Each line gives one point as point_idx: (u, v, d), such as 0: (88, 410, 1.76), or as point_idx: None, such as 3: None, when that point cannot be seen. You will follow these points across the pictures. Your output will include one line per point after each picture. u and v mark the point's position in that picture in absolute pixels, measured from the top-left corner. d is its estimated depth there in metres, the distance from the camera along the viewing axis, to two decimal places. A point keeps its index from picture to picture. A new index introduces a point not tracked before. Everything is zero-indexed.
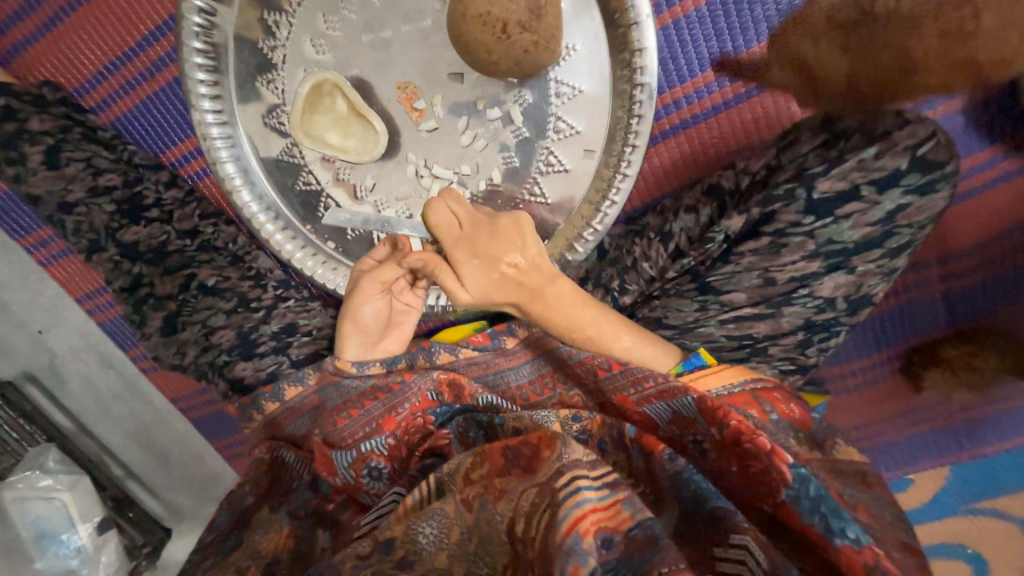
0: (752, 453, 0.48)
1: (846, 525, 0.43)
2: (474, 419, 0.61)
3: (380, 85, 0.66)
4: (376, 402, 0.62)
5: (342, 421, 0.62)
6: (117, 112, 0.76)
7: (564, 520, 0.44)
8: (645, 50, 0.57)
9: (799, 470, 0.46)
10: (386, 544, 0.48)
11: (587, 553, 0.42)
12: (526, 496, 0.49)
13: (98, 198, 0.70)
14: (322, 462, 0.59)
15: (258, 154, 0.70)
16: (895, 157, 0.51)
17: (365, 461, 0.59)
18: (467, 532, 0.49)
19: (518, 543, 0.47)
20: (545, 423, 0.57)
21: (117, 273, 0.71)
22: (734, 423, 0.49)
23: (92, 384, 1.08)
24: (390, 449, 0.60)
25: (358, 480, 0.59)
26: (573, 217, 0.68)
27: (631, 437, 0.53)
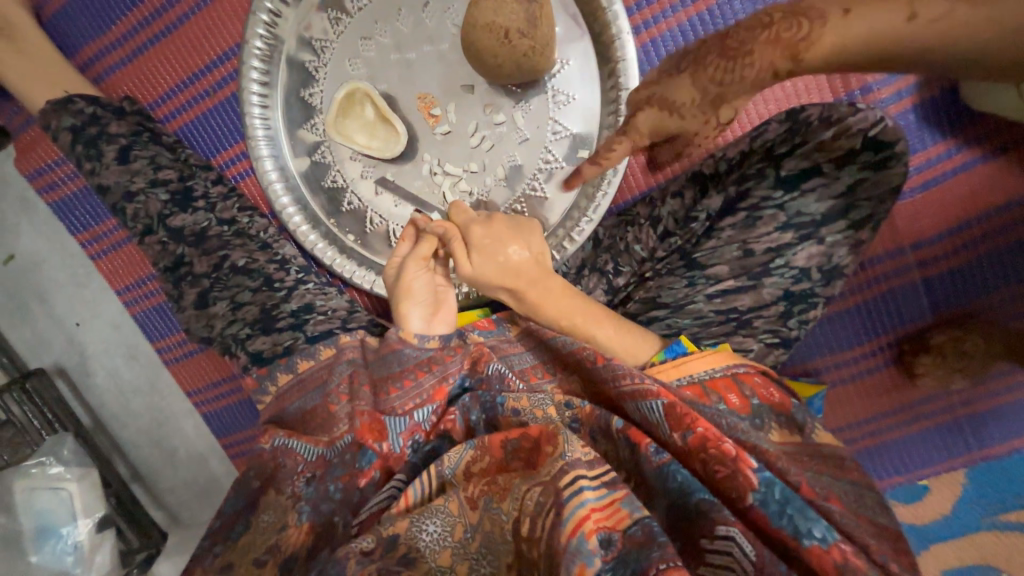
0: (715, 460, 0.48)
1: (812, 526, 0.44)
2: (480, 401, 0.61)
3: (403, 96, 0.78)
4: (429, 374, 0.60)
5: (394, 391, 0.59)
6: (183, 122, 0.90)
7: (568, 521, 0.46)
8: (626, 60, 0.68)
9: (763, 473, 0.47)
10: (389, 541, 0.49)
11: (593, 553, 0.44)
12: (530, 494, 0.50)
13: (155, 189, 0.81)
14: (371, 428, 0.59)
15: (295, 155, 0.81)
16: (850, 139, 0.58)
17: (413, 432, 0.59)
18: (471, 530, 0.51)
19: (522, 542, 0.49)
20: (541, 407, 0.58)
21: (163, 253, 0.80)
22: (699, 430, 0.49)
23: (115, 378, 1.14)
24: (433, 423, 0.61)
25: (403, 449, 0.59)
26: (572, 210, 0.76)
27: (618, 429, 0.53)
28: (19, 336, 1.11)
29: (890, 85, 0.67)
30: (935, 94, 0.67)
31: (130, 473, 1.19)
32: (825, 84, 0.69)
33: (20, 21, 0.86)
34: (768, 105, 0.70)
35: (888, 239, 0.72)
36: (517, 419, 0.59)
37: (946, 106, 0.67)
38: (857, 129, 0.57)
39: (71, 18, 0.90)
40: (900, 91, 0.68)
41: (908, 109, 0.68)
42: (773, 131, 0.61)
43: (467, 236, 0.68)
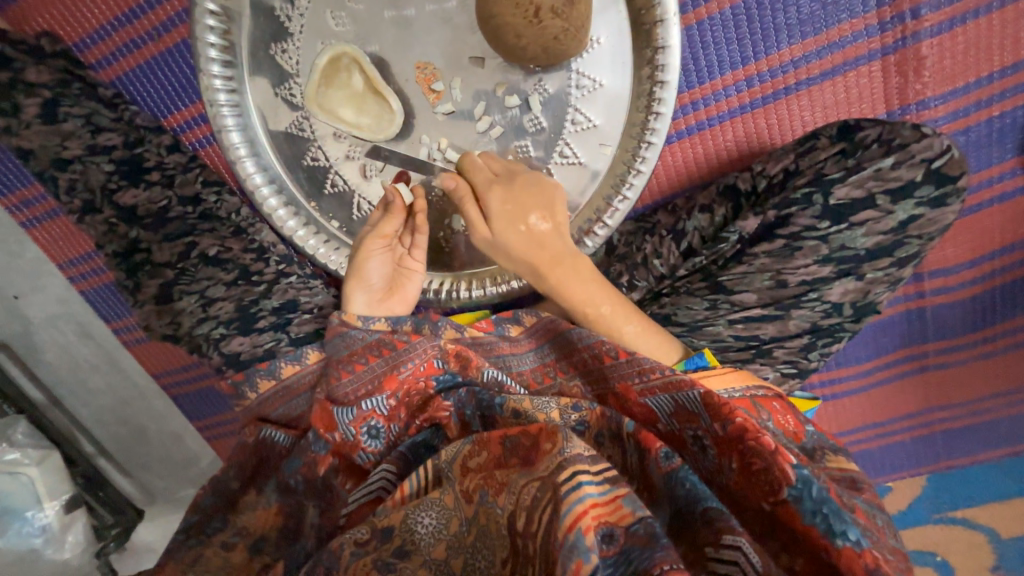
0: (752, 452, 0.47)
1: (847, 528, 0.43)
2: (476, 399, 0.59)
3: (399, 63, 0.65)
4: (380, 358, 0.59)
5: (345, 376, 0.58)
6: (121, 70, 0.73)
7: (567, 515, 0.42)
8: (669, 48, 0.57)
9: (800, 469, 0.46)
10: (384, 532, 0.50)
11: (591, 549, 0.39)
12: (527, 489, 0.47)
13: (95, 157, 0.68)
14: (322, 417, 0.57)
15: (267, 125, 0.68)
16: (910, 169, 0.52)
17: (364, 417, 0.57)
18: (466, 524, 0.50)
19: (517, 538, 0.46)
20: (544, 410, 0.56)
21: (112, 236, 0.69)
22: (738, 421, 0.48)
23: (67, 356, 1.03)
24: (390, 408, 0.58)
25: (357, 437, 0.57)
26: (584, 209, 0.69)
27: (629, 433, 0.52)
28: None
29: (955, 100, 0.60)
30: (996, 114, 0.60)
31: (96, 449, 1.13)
32: (880, 92, 0.60)
33: None
34: (813, 111, 0.62)
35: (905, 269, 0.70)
36: (516, 420, 0.56)
37: (1004, 127, 0.61)
38: (921, 156, 0.51)
39: None
40: (968, 107, 0.60)
41: (972, 127, 0.61)
42: (824, 149, 0.57)
43: (487, 202, 0.62)
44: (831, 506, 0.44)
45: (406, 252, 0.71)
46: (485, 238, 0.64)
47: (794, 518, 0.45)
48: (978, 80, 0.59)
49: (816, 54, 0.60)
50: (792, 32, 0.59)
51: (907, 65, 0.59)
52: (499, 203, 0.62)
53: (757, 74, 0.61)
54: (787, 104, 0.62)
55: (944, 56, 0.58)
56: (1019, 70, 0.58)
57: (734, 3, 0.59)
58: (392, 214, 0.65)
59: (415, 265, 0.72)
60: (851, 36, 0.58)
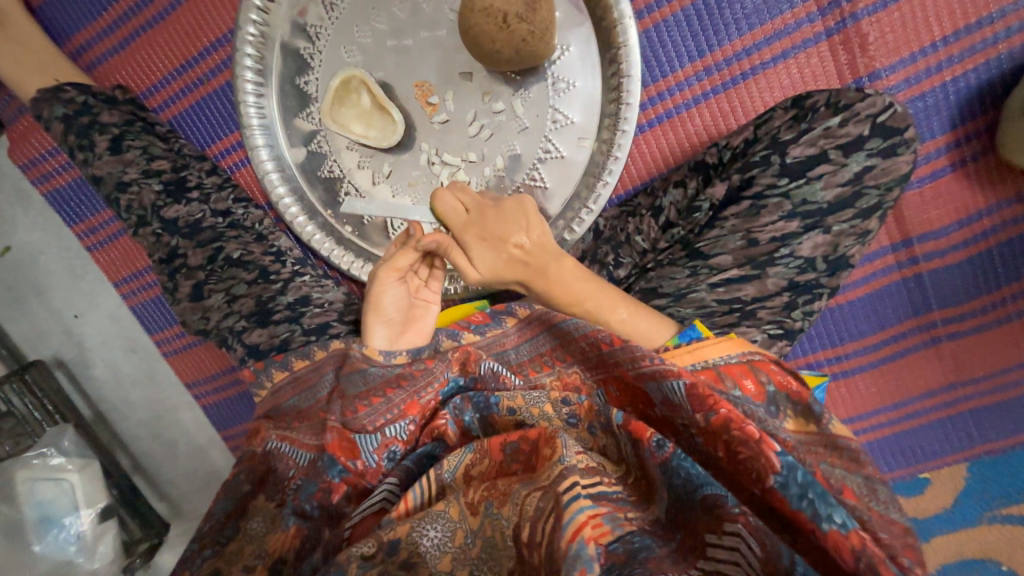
0: (739, 441, 0.47)
1: (832, 511, 0.43)
2: (472, 402, 0.59)
3: (400, 83, 0.76)
4: (398, 390, 0.60)
5: (362, 409, 0.59)
6: (176, 110, 0.88)
7: (568, 525, 0.43)
8: (629, 46, 0.65)
9: (785, 456, 0.46)
10: (390, 545, 0.48)
11: (593, 558, 0.41)
12: (530, 500, 0.49)
13: (148, 179, 0.80)
14: (342, 445, 0.58)
15: (290, 144, 0.79)
16: (859, 125, 0.56)
17: (386, 444, 0.59)
18: (471, 536, 0.49)
19: (522, 547, 0.47)
20: (537, 405, 0.57)
21: (157, 245, 0.80)
22: (721, 412, 0.49)
23: (114, 371, 1.14)
24: (411, 434, 0.59)
25: (378, 464, 0.58)
26: (572, 200, 0.75)
27: (619, 424, 0.52)
28: (18, 328, 1.11)
29: (904, 71, 0.64)
30: (947, 80, 0.64)
31: (131, 464, 1.20)
32: (830, 69, 0.65)
33: (10, 9, 0.84)
34: (772, 91, 0.67)
35: (893, 233, 0.71)
36: (512, 418, 0.58)
37: (958, 91, 0.65)
38: (865, 114, 0.56)
39: (61, 5, 0.88)
40: (919, 75, 0.64)
41: (926, 93, 0.65)
42: (779, 118, 0.61)
43: (463, 243, 0.69)
44: (817, 491, 0.44)
45: (420, 283, 0.74)
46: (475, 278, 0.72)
47: (784, 505, 0.45)
48: (922, 50, 0.64)
49: (766, 41, 0.66)
50: (741, 25, 0.66)
51: (851, 41, 0.64)
52: (472, 235, 0.68)
53: (714, 63, 0.68)
54: (746, 88, 0.68)
55: (885, 31, 0.64)
56: (961, 37, 0.63)
57: (684, 5, 0.67)
58: (408, 250, 0.70)
59: (430, 298, 0.74)
60: (795, 23, 0.65)
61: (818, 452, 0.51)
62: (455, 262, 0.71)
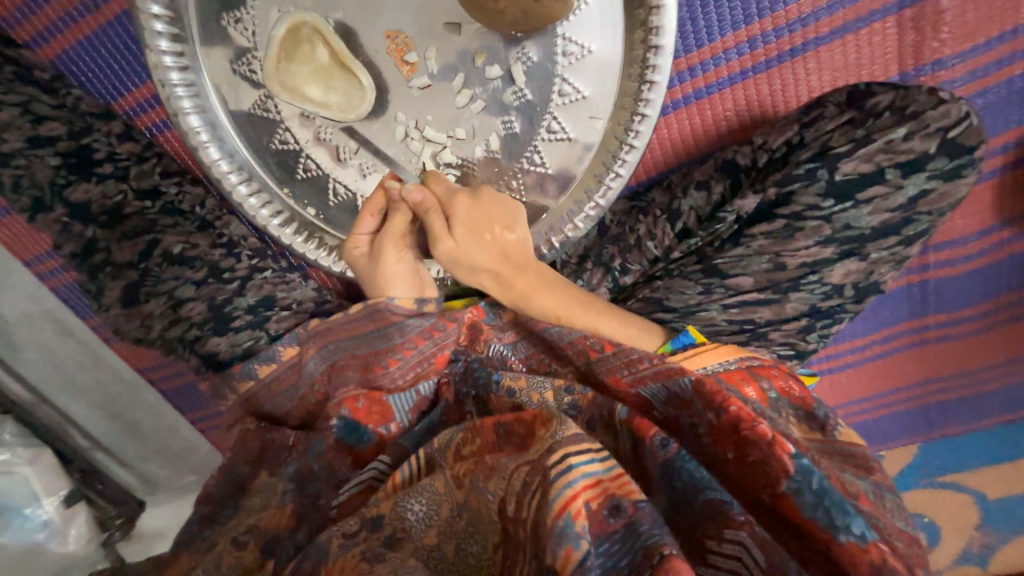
0: (751, 442, 0.46)
1: (850, 522, 0.42)
2: (473, 376, 0.58)
3: (366, 32, 0.59)
4: (429, 341, 0.59)
5: (394, 362, 0.57)
6: (59, 48, 0.66)
7: (555, 501, 0.41)
8: (664, 7, 0.52)
9: (800, 458, 0.44)
10: (374, 522, 0.48)
11: (580, 536, 0.40)
12: (517, 474, 0.46)
13: (38, 150, 0.62)
14: (373, 412, 0.57)
15: (226, 107, 0.62)
16: (924, 140, 0.48)
17: (418, 403, 0.60)
18: (456, 509, 0.48)
19: (508, 523, 0.45)
20: (538, 389, 0.54)
21: (67, 236, 0.64)
22: (733, 409, 0.47)
23: (48, 353, 1.01)
24: (434, 389, 0.61)
25: (410, 421, 0.60)
26: (576, 190, 0.64)
27: (622, 419, 0.50)
28: None
29: (969, 61, 0.55)
30: (1020, 71, 0.55)
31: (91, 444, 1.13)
32: (894, 50, 0.55)
33: None
34: (820, 74, 0.57)
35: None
36: (510, 399, 0.55)
37: None
38: (936, 126, 0.48)
39: None
40: (974, 71, 0.55)
41: (1005, 81, 0.56)
42: (831, 118, 0.53)
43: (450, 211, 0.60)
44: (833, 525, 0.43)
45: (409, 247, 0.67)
46: (449, 252, 0.63)
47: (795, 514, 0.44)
48: (1001, 35, 0.54)
49: (826, 9, 0.54)
50: None
51: (925, 19, 0.53)
52: (464, 209, 0.60)
53: (760, 34, 0.56)
54: (792, 68, 0.57)
55: (965, 8, 0.53)
56: None
57: None
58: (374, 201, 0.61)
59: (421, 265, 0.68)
60: None
61: (834, 459, 0.50)
62: (430, 232, 0.62)
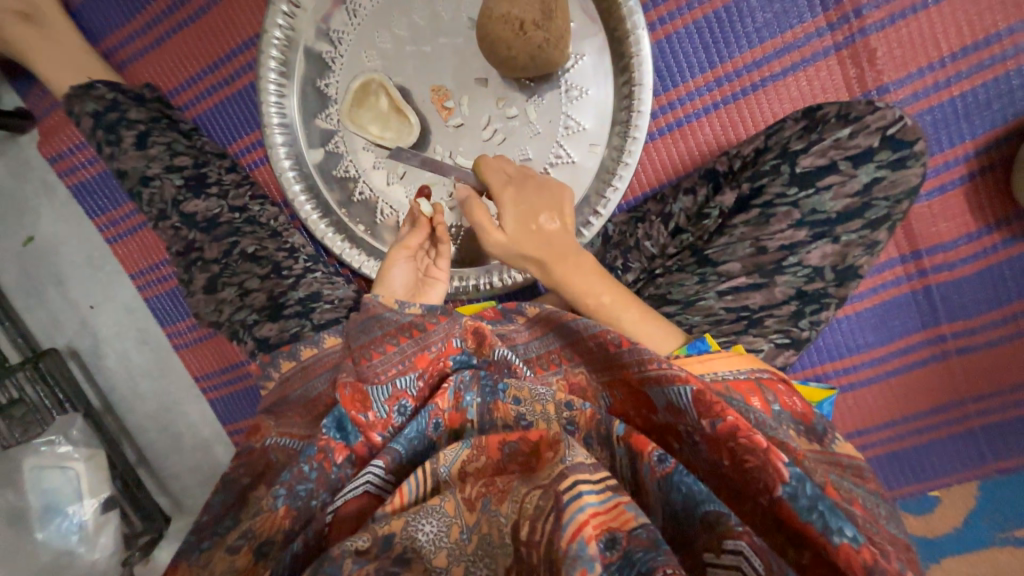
0: (745, 449, 0.46)
1: (842, 524, 0.42)
2: (479, 384, 0.60)
3: (417, 87, 0.78)
4: (411, 339, 0.62)
5: (376, 356, 0.62)
6: (202, 109, 0.91)
7: (568, 525, 0.43)
8: (641, 56, 0.67)
9: (794, 467, 0.44)
10: (385, 539, 0.47)
11: (593, 559, 0.41)
12: (528, 497, 0.48)
13: (170, 174, 0.82)
14: (354, 399, 0.60)
15: (308, 144, 0.82)
16: (867, 137, 0.56)
17: (398, 397, 0.61)
18: (467, 531, 0.48)
19: (519, 546, 0.46)
20: (541, 400, 0.57)
21: (175, 238, 0.81)
22: (728, 419, 0.47)
23: (126, 362, 1.15)
24: (419, 390, 0.63)
25: (389, 416, 0.61)
26: (582, 205, 0.75)
27: (619, 436, 0.52)
28: (35, 317, 1.13)
29: (908, 86, 0.65)
30: (957, 94, 0.65)
31: (137, 457, 1.21)
32: (839, 81, 0.67)
33: (47, 8, 0.88)
34: (781, 103, 0.69)
35: (902, 246, 0.71)
36: (517, 407, 0.56)
37: (969, 104, 0.65)
38: (874, 126, 0.55)
39: (98, 6, 0.92)
40: (916, 93, 0.66)
41: (945, 102, 0.66)
42: (790, 129, 0.60)
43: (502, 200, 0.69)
44: (827, 504, 0.43)
45: (432, 262, 0.77)
46: (499, 241, 0.70)
47: (792, 517, 0.43)
48: (931, 65, 0.65)
49: (776, 53, 0.67)
50: (751, 38, 0.68)
51: (860, 56, 0.66)
52: (511, 202, 0.69)
53: (724, 75, 0.69)
54: (756, 99, 0.69)
55: (894, 46, 0.65)
56: (970, 53, 0.64)
57: (697, 18, 0.68)
58: (419, 228, 0.74)
59: (438, 273, 0.77)
60: (805, 37, 0.66)
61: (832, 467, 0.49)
62: (477, 221, 0.69)
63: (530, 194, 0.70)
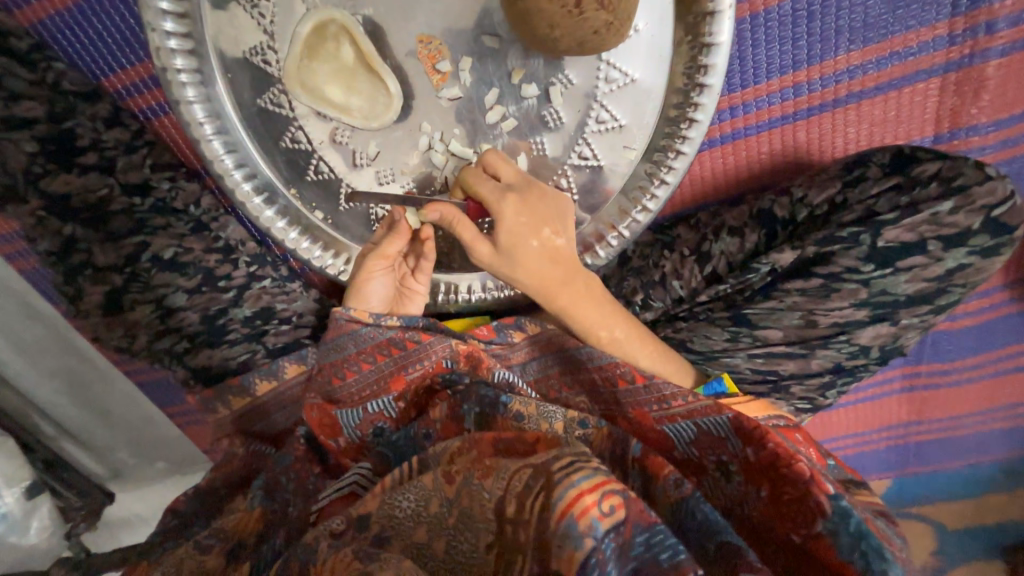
0: (789, 479, 0.44)
1: (887, 568, 0.41)
2: (479, 395, 0.52)
3: (398, 36, 0.55)
4: (389, 359, 0.56)
5: (350, 375, 0.56)
6: (44, 14, 0.58)
7: (559, 499, 0.35)
8: (717, 45, 0.51)
9: (840, 500, 0.43)
10: (360, 522, 0.42)
11: (584, 536, 0.33)
12: (520, 474, 0.39)
13: (12, 133, 0.54)
14: (323, 423, 0.56)
15: (234, 98, 0.56)
16: (969, 216, 0.47)
17: (372, 420, 0.55)
18: (445, 504, 0.41)
19: (507, 524, 0.37)
20: (549, 418, 0.51)
21: (43, 231, 0.58)
22: (773, 445, 0.45)
23: (13, 337, 0.93)
24: (399, 411, 0.56)
25: (364, 437, 0.56)
26: (600, 219, 0.61)
27: (635, 457, 0.48)
28: None
29: (1001, 131, 0.55)
30: None
31: (55, 431, 1.06)
32: (930, 113, 0.55)
33: None
34: (859, 127, 0.56)
35: None
36: (517, 423, 0.51)
37: None
38: (980, 204, 0.46)
39: None
40: (1004, 141, 0.56)
41: None
42: (875, 179, 0.51)
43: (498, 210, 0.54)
44: (872, 542, 0.41)
45: (410, 271, 0.63)
46: (487, 255, 0.57)
47: (827, 552, 0.43)
48: None
49: (875, 64, 0.53)
50: (853, 37, 0.52)
51: (967, 85, 0.53)
52: (513, 216, 0.54)
53: (806, 82, 0.54)
54: (831, 119, 0.56)
55: (1010, 78, 0.53)
56: None
57: None
58: (397, 235, 0.58)
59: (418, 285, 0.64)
60: (916, 46, 0.52)
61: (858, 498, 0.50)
62: (464, 238, 0.56)
63: (535, 195, 0.56)
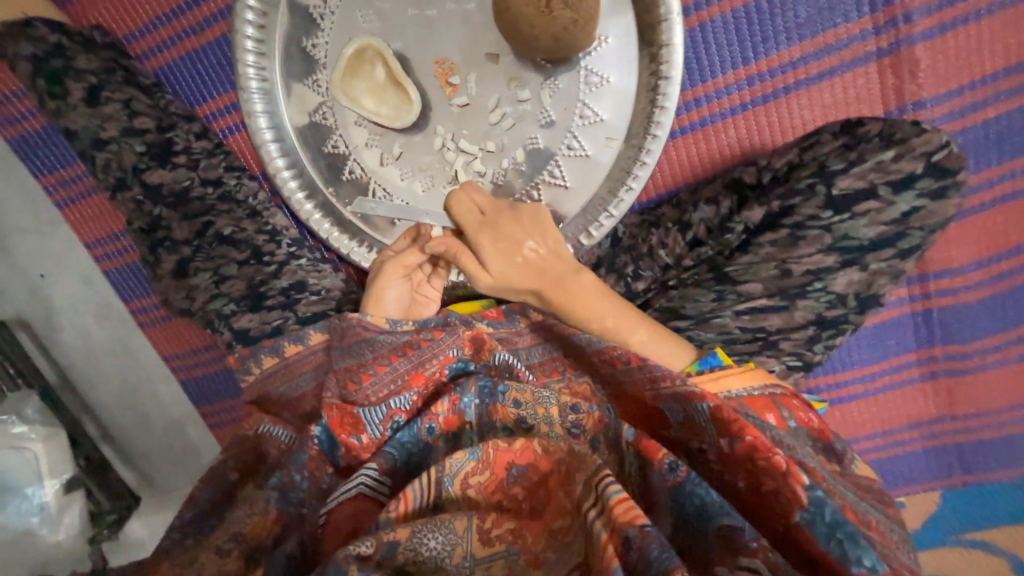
0: (764, 471, 0.44)
1: (864, 554, 0.39)
2: (478, 386, 0.54)
3: (418, 58, 0.69)
4: (405, 358, 0.55)
5: (366, 378, 0.54)
6: (162, 61, 0.78)
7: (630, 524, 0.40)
8: (672, 46, 0.61)
9: (816, 491, 0.42)
10: (389, 546, 0.41)
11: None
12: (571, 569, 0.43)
13: (129, 138, 0.72)
14: (343, 422, 0.53)
15: (291, 113, 0.72)
16: (912, 161, 0.54)
17: (390, 416, 0.54)
18: (470, 559, 0.43)
19: None
20: (543, 403, 0.52)
21: (138, 213, 0.72)
22: (749, 439, 0.44)
23: (84, 337, 1.06)
24: (413, 405, 0.55)
25: (384, 435, 0.54)
26: (593, 203, 0.70)
27: (629, 440, 0.48)
28: None
29: (943, 104, 0.63)
30: (991, 116, 0.64)
31: (100, 434, 1.14)
32: (876, 92, 0.63)
33: None
34: (812, 109, 0.65)
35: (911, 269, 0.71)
36: (517, 410, 0.53)
37: (1002, 128, 0.64)
38: (919, 151, 0.54)
39: None
40: (950, 114, 0.64)
41: (981, 123, 0.64)
42: (828, 144, 0.59)
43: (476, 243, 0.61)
44: (848, 530, 0.40)
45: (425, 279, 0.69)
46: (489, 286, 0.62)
47: (809, 544, 0.41)
48: (966, 85, 0.63)
49: (814, 55, 0.63)
50: (790, 35, 0.63)
51: (902, 66, 0.62)
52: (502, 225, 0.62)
53: (757, 74, 0.64)
54: (786, 103, 0.65)
55: (938, 59, 0.62)
56: (1011, 74, 0.62)
57: (734, 7, 0.62)
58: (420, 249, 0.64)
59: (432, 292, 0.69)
60: (847, 39, 0.62)
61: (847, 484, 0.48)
62: (467, 269, 0.62)
63: (513, 215, 0.63)
